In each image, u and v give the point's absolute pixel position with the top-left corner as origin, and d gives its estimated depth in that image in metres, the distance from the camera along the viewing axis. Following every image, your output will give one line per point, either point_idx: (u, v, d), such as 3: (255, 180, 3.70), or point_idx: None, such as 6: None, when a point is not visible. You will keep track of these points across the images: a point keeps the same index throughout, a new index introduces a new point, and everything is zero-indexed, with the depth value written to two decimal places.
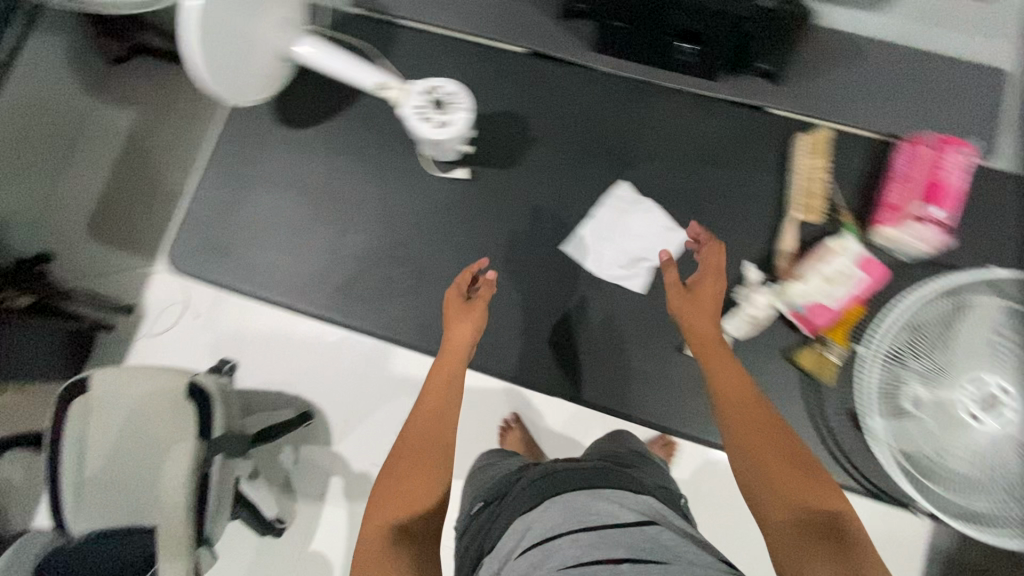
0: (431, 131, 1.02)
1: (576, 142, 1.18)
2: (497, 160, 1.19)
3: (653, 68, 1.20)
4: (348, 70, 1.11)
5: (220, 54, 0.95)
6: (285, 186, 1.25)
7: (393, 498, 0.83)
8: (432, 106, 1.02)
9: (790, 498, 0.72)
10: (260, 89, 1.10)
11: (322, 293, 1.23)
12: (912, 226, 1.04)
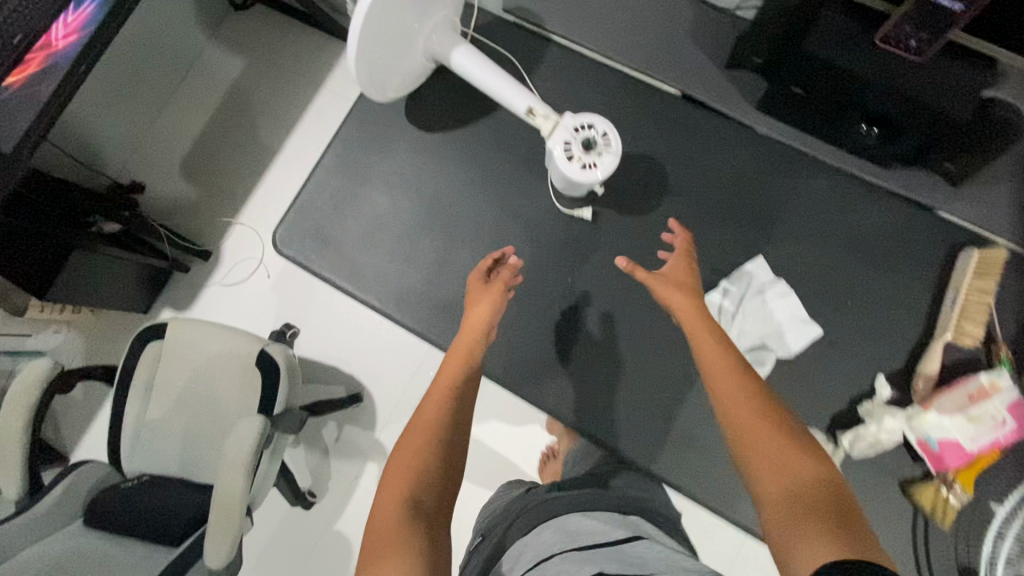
0: (578, 170, 0.85)
1: (724, 197, 1.12)
2: (632, 204, 1.14)
3: (804, 133, 1.13)
4: (500, 88, 0.88)
5: (383, 35, 0.76)
6: (399, 186, 1.17)
7: (411, 464, 0.74)
8: (581, 143, 0.85)
9: (788, 488, 0.66)
10: (395, 84, 0.86)
11: (419, 307, 1.14)
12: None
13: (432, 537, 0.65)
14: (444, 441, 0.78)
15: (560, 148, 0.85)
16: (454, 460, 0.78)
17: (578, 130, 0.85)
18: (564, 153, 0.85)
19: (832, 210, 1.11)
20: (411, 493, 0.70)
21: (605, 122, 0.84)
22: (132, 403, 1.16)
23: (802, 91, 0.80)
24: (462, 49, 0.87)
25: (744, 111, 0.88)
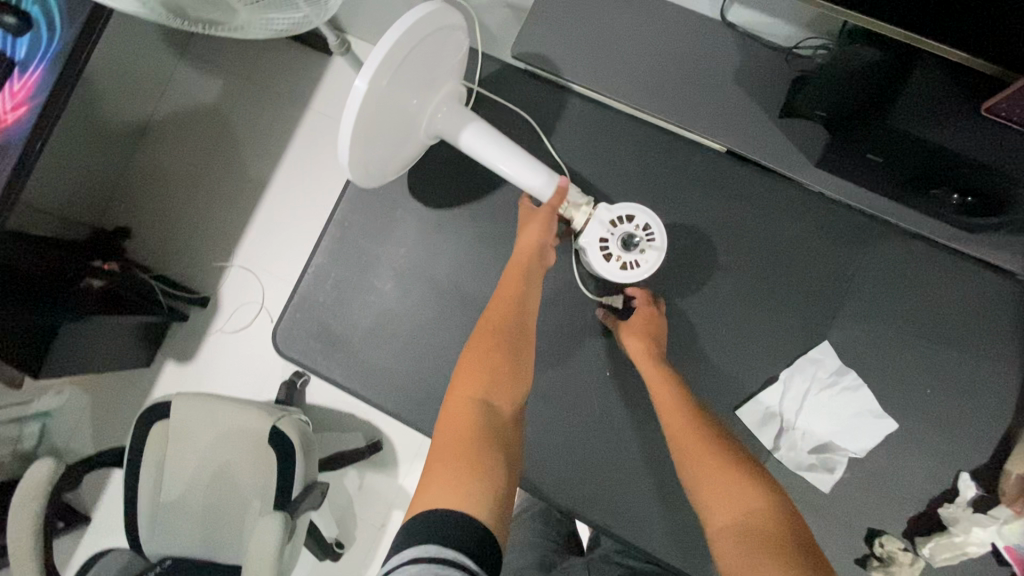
0: (615, 272, 0.70)
1: (836, 239, 0.73)
2: (694, 264, 0.75)
3: (937, 234, 0.70)
4: (510, 164, 0.71)
5: (382, 123, 0.61)
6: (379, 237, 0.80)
7: (487, 371, 0.61)
8: (619, 243, 0.71)
9: (732, 513, 0.53)
10: (394, 168, 0.71)
11: (420, 404, 0.78)
12: None
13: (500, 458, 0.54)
14: (512, 386, 0.62)
15: (592, 247, 0.71)
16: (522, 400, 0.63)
17: (615, 225, 0.71)
18: (600, 254, 0.71)
19: (917, 282, 0.72)
20: (485, 398, 0.59)
21: (648, 215, 0.71)
22: (146, 484, 1.10)
23: (900, 162, 0.64)
24: (469, 121, 0.70)
25: (821, 176, 0.72)
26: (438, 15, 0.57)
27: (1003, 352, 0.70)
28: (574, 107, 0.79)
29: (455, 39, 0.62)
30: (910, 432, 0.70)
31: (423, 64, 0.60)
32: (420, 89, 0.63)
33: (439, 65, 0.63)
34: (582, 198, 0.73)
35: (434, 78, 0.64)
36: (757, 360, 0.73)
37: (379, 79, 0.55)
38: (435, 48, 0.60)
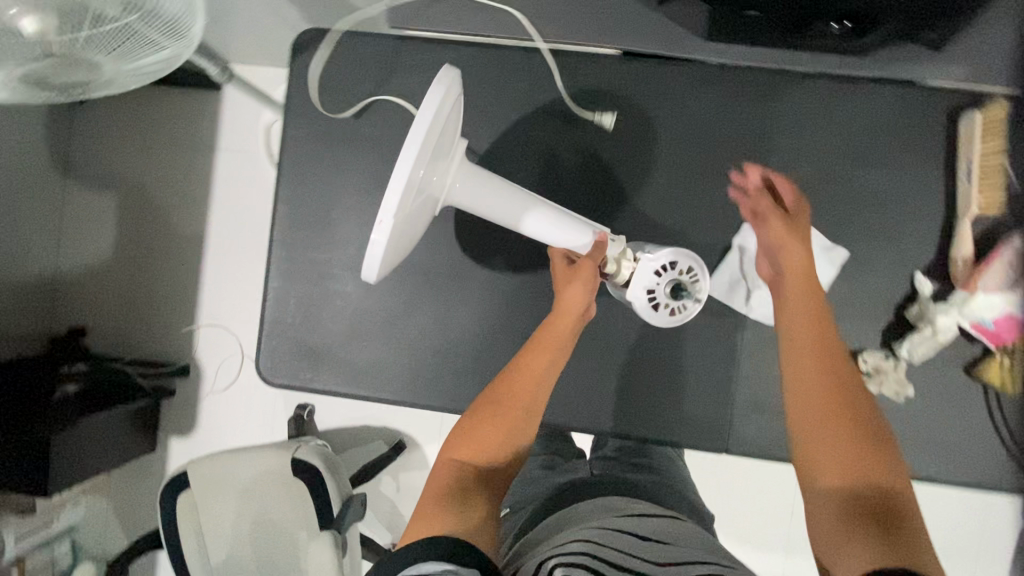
0: (666, 319, 0.72)
1: (744, 103, 0.77)
2: (624, 170, 0.78)
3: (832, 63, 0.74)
4: (537, 223, 0.70)
5: (411, 214, 0.55)
6: (326, 242, 0.81)
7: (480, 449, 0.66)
8: (666, 290, 0.72)
9: (846, 463, 0.59)
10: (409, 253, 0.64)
11: (418, 381, 0.80)
12: None
13: (479, 506, 0.60)
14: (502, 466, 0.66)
15: (641, 299, 0.72)
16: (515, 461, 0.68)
17: (659, 273, 0.72)
18: (647, 304, 0.72)
19: (827, 117, 0.76)
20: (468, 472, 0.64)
21: (690, 257, 0.71)
22: (192, 553, 1.11)
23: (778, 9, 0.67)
24: (489, 185, 0.66)
25: (711, 47, 0.75)
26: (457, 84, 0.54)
27: (921, 155, 0.75)
28: (466, 58, 0.80)
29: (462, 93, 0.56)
30: (863, 254, 0.75)
31: (446, 140, 0.56)
32: (442, 164, 0.58)
33: (455, 136, 0.59)
34: (619, 248, 0.73)
35: (451, 151, 0.59)
36: (706, 235, 0.78)
37: (416, 170, 0.50)
38: (453, 120, 0.56)
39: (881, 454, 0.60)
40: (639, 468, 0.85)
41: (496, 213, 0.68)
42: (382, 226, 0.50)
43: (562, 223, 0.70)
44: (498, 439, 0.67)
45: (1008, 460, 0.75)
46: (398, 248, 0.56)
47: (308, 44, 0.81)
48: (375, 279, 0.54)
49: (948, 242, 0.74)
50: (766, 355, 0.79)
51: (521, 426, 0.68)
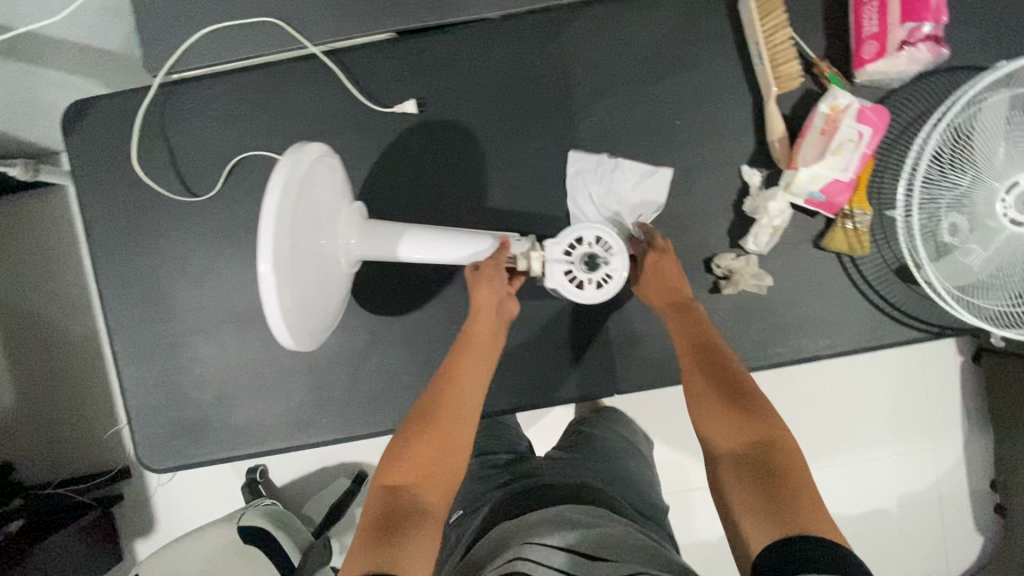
0: (595, 294, 0.68)
1: (530, 49, 0.74)
2: (434, 153, 0.75)
3: None
4: (431, 247, 0.71)
5: (302, 282, 0.59)
6: (164, 314, 0.77)
7: (410, 469, 0.61)
8: (583, 266, 0.68)
9: (742, 444, 0.58)
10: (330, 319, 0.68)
11: (301, 423, 0.77)
12: (903, 58, 0.67)
13: (408, 540, 0.55)
14: (436, 478, 0.62)
15: (562, 283, 0.68)
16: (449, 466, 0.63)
17: (570, 252, 0.69)
18: (571, 285, 0.69)
19: (613, 39, 0.74)
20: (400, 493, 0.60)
21: (594, 227, 0.68)
22: None
23: None
24: (379, 230, 0.70)
25: (480, 4, 0.72)
26: (308, 151, 0.58)
27: (714, 49, 0.74)
28: (240, 84, 0.76)
29: (324, 156, 0.62)
30: (688, 163, 0.75)
31: (314, 203, 0.60)
32: (321, 228, 0.63)
33: (327, 197, 0.63)
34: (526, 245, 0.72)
35: (335, 214, 0.66)
36: (537, 190, 0.76)
37: (283, 242, 0.54)
38: (315, 185, 0.61)
39: (775, 422, 0.58)
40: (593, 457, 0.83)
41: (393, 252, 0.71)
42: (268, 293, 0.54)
43: (454, 240, 0.71)
44: (422, 446, 0.63)
45: (880, 315, 0.76)
46: (304, 308, 0.60)
47: (76, 118, 0.77)
48: (293, 344, 0.57)
49: (761, 129, 0.74)
50: (632, 288, 0.78)
51: (453, 433, 0.64)
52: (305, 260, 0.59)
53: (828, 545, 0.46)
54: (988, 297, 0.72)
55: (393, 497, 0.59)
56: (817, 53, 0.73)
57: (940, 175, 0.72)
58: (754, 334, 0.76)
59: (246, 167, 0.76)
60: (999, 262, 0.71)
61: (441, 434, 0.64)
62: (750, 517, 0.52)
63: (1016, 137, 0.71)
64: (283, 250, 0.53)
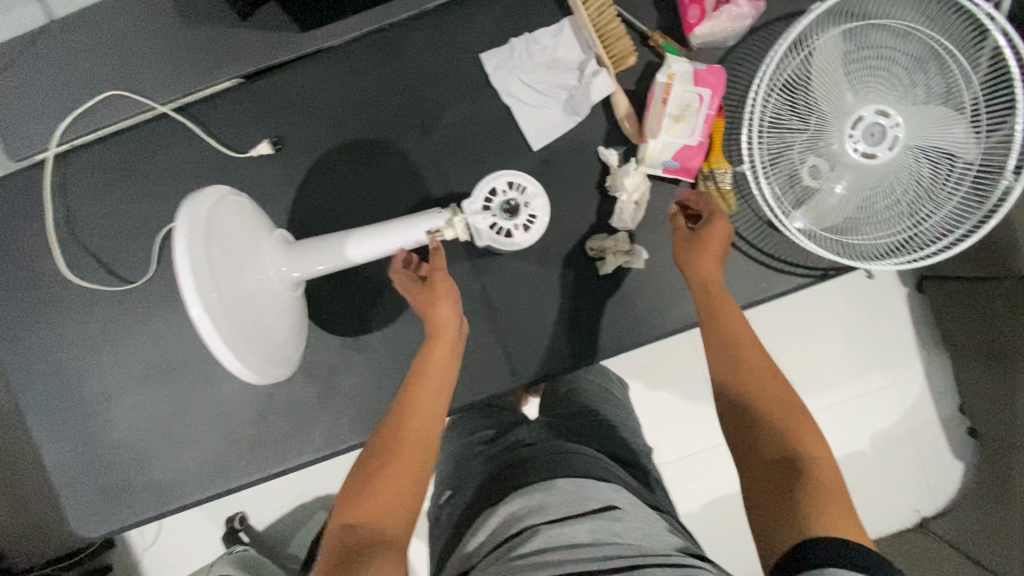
0: (526, 236, 0.67)
1: (370, 70, 0.75)
2: (296, 187, 0.76)
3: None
4: (367, 241, 0.67)
5: (245, 321, 0.57)
6: (71, 389, 0.78)
7: (378, 496, 0.53)
8: (505, 215, 0.66)
9: (760, 436, 0.56)
10: (292, 351, 0.66)
11: (220, 471, 0.78)
12: (724, 14, 0.69)
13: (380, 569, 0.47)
14: (408, 503, 0.54)
15: (492, 238, 0.66)
16: (415, 492, 0.55)
17: (489, 205, 0.67)
18: (500, 237, 0.67)
19: (449, 47, 0.75)
20: (365, 524, 0.52)
21: (504, 174, 0.66)
22: None
23: None
24: (309, 250, 0.67)
25: (315, 38, 0.74)
26: (207, 198, 0.56)
27: (550, 35, 0.73)
28: (99, 158, 0.76)
29: (224, 197, 0.59)
30: (547, 152, 0.75)
31: (233, 245, 0.58)
32: (247, 261, 0.60)
33: (243, 236, 0.60)
34: (443, 215, 0.66)
35: (258, 243, 0.63)
36: (405, 206, 0.76)
37: (208, 295, 0.52)
38: (225, 228, 0.58)
39: (792, 415, 0.57)
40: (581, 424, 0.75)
41: (325, 260, 0.67)
42: (210, 337, 0.52)
43: (385, 224, 0.68)
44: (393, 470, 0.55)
45: (757, 266, 0.77)
46: (255, 341, 0.57)
47: None
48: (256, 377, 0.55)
49: (609, 109, 0.74)
50: (516, 285, 0.77)
51: (419, 455, 0.57)
52: (236, 298, 0.56)
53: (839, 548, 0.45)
54: (854, 231, 0.74)
55: (353, 535, 0.51)
56: (648, 24, 0.73)
57: (787, 124, 0.73)
58: (639, 309, 0.77)
59: (121, 232, 0.77)
60: (860, 196, 0.72)
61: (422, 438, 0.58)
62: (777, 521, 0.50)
63: (854, 71, 0.71)
64: (211, 303, 0.52)
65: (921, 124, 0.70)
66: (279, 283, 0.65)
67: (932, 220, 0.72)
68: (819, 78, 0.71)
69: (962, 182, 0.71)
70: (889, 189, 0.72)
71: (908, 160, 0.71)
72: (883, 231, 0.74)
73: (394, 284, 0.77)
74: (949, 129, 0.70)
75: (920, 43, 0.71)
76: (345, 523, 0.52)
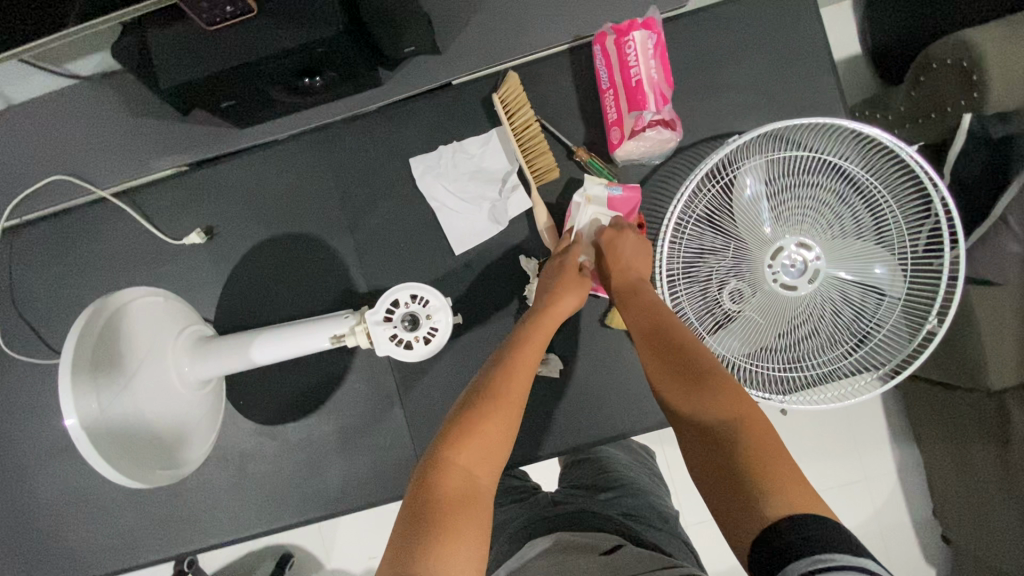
0: (427, 348, 0.67)
1: (306, 166, 0.77)
2: (228, 273, 0.78)
3: (357, 100, 0.75)
4: (279, 342, 0.68)
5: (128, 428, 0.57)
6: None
7: (473, 441, 0.53)
8: (405, 327, 0.66)
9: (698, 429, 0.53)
10: (194, 448, 0.66)
11: (131, 546, 0.79)
12: (643, 139, 0.69)
13: (457, 526, 0.48)
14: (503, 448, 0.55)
15: (391, 349, 0.66)
16: (500, 445, 0.54)
17: (391, 316, 0.67)
18: (399, 348, 0.67)
19: (382, 149, 0.77)
20: (451, 465, 0.52)
21: (406, 287, 0.66)
22: None
23: (240, 93, 0.66)
24: (214, 349, 0.67)
25: (252, 133, 0.76)
26: (105, 301, 0.58)
27: (478, 144, 0.75)
28: (50, 233, 0.80)
29: (127, 301, 0.61)
30: (470, 256, 0.76)
31: (127, 350, 0.60)
32: (142, 364, 0.61)
33: (143, 337, 0.62)
34: (348, 321, 0.67)
35: (160, 342, 0.63)
36: (330, 298, 0.77)
37: (86, 404, 0.53)
38: (121, 332, 0.60)
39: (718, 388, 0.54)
40: (593, 479, 0.78)
41: (230, 358, 0.67)
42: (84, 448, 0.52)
43: (299, 325, 0.68)
44: (485, 424, 0.54)
45: None
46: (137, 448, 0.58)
47: None
48: (131, 488, 0.55)
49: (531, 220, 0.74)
50: (432, 386, 0.76)
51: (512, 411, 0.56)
52: (121, 405, 0.57)
53: (805, 527, 0.43)
54: (774, 361, 0.71)
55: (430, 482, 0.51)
56: (575, 139, 0.74)
57: (707, 247, 0.72)
58: (554, 418, 0.76)
59: (59, 304, 0.80)
60: (780, 324, 0.70)
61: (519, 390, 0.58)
62: (734, 513, 0.47)
63: (778, 200, 0.69)
64: (88, 413, 0.53)
65: (845, 254, 0.68)
66: (179, 383, 0.65)
67: (857, 354, 0.70)
68: (741, 203, 0.70)
69: (890, 316, 0.69)
70: (811, 318, 0.70)
71: (832, 290, 0.69)
72: (806, 363, 0.71)
73: (310, 374, 0.78)
74: (873, 265, 0.68)
75: (847, 177, 0.69)
76: (427, 467, 0.52)
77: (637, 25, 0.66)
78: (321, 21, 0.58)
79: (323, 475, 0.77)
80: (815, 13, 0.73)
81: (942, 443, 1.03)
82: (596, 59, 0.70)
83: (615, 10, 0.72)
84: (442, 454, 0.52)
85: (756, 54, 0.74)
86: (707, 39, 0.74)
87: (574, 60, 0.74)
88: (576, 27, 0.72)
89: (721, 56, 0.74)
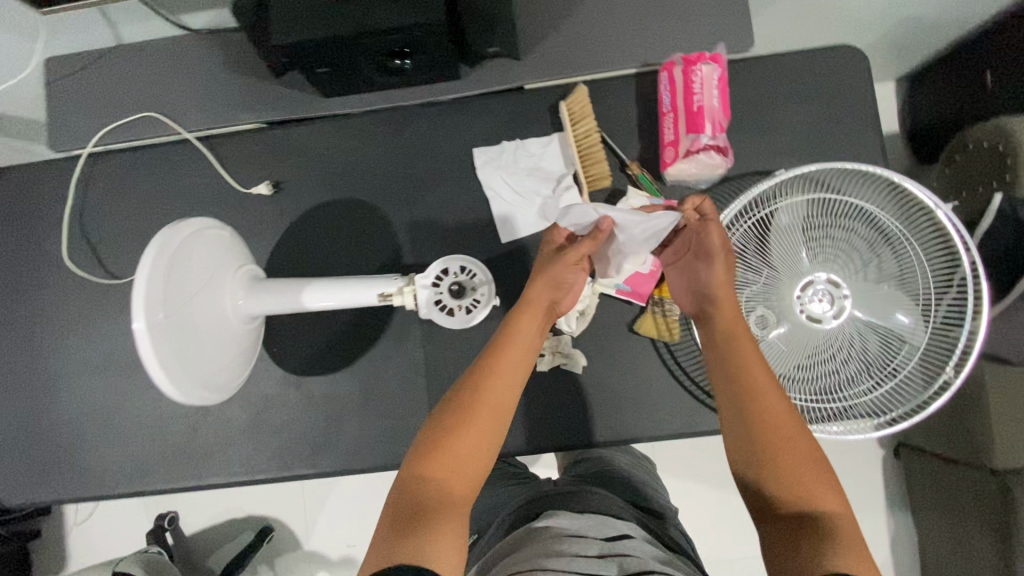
0: (467, 317, 0.74)
1: (377, 139, 0.83)
2: (285, 226, 0.83)
3: (436, 89, 0.82)
4: (331, 291, 0.72)
5: (190, 344, 0.61)
6: (37, 359, 0.84)
7: (451, 443, 0.59)
8: (451, 294, 0.73)
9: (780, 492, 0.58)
10: (232, 377, 0.69)
11: (141, 468, 0.81)
12: (696, 161, 0.74)
13: (431, 519, 0.54)
14: (482, 447, 0.60)
15: (435, 313, 0.73)
16: (474, 442, 0.59)
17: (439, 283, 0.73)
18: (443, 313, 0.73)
19: (449, 135, 0.82)
20: (429, 463, 0.58)
21: (458, 259, 0.73)
22: None
23: (337, 62, 0.72)
24: (270, 288, 0.71)
25: (335, 103, 0.82)
26: (183, 226, 0.62)
27: (539, 145, 0.80)
28: (128, 163, 0.86)
29: (202, 228, 0.64)
30: (514, 245, 0.80)
31: (197, 272, 0.63)
32: (206, 287, 0.65)
33: (207, 267, 0.65)
34: (397, 281, 0.71)
35: (223, 272, 0.68)
36: (377, 264, 0.81)
37: (155, 312, 0.57)
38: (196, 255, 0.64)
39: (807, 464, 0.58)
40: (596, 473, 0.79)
41: (284, 300, 0.71)
42: (143, 353, 0.56)
43: (352, 280, 0.72)
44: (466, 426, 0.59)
45: (693, 402, 0.77)
46: (190, 362, 0.61)
47: None
48: (174, 395, 0.59)
49: None
50: (458, 360, 0.79)
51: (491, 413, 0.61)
52: (185, 320, 0.61)
53: None
54: (792, 390, 0.74)
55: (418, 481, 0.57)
56: (629, 153, 0.80)
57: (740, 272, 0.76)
58: (570, 412, 0.78)
59: (124, 228, 0.85)
60: (801, 355, 0.73)
61: (506, 383, 0.62)
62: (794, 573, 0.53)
63: (812, 237, 0.74)
64: (157, 321, 0.57)
65: (872, 298, 0.72)
66: (231, 314, 0.69)
67: (873, 395, 0.72)
68: (779, 236, 0.74)
69: (909, 362, 0.71)
70: (831, 353, 0.73)
71: (855, 330, 0.73)
72: (823, 396, 0.73)
73: (344, 332, 0.81)
74: (896, 312, 0.71)
75: (879, 226, 0.73)
76: (414, 470, 0.58)
77: (706, 58, 0.72)
78: (427, 9, 0.65)
79: (339, 430, 0.80)
80: (867, 75, 0.79)
81: (942, 514, 1.03)
82: (661, 84, 0.76)
83: (684, 44, 0.78)
84: (416, 465, 0.58)
85: (807, 104, 0.79)
86: (764, 83, 0.80)
87: (640, 84, 0.80)
88: (647, 54, 0.79)
89: (776, 102, 0.80)
